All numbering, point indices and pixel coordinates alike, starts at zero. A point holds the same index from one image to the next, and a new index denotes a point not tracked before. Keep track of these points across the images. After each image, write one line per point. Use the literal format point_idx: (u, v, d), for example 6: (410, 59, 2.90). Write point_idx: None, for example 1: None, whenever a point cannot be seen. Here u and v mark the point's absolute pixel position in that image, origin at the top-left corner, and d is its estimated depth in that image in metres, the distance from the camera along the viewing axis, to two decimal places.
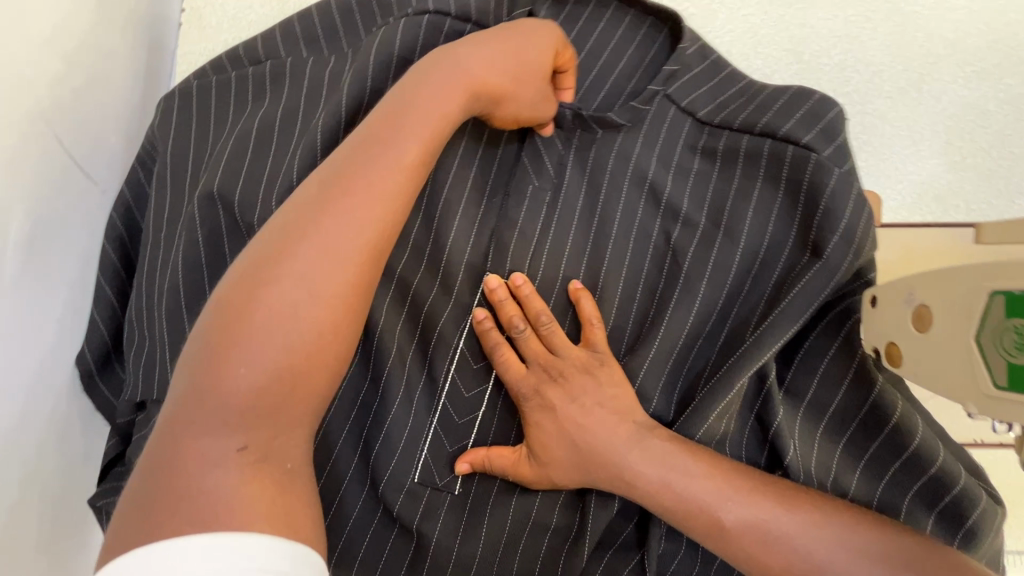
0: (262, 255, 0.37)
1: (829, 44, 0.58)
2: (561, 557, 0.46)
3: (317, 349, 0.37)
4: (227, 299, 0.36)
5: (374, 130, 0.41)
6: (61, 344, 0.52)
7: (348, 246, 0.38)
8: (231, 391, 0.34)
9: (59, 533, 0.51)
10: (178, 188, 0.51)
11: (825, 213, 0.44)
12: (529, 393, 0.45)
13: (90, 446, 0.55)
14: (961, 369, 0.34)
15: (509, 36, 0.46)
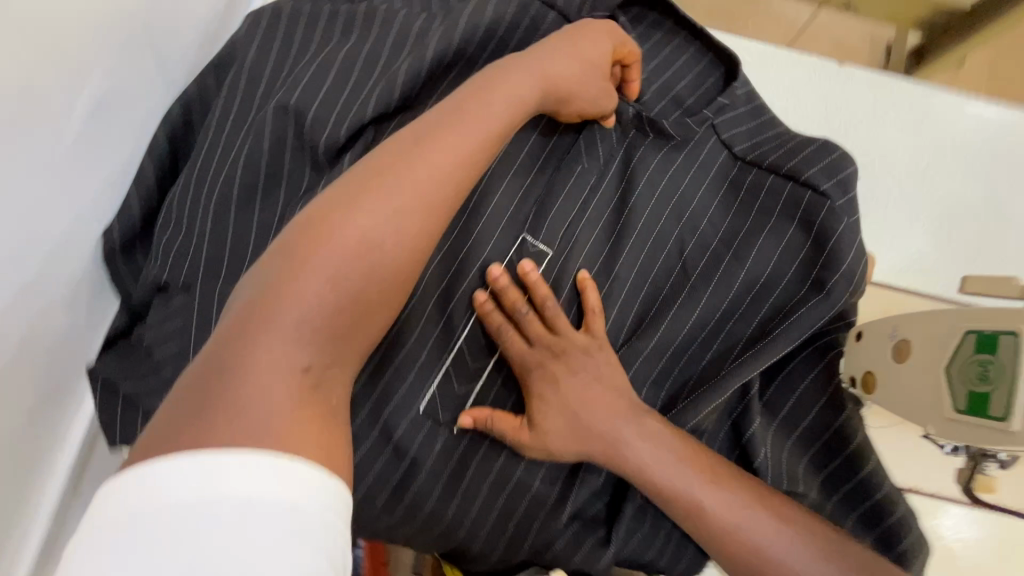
0: (345, 193, 0.38)
1: (858, 115, 0.65)
2: (538, 518, 0.49)
3: (383, 283, 0.37)
4: (309, 223, 0.37)
5: (463, 98, 0.44)
6: (94, 212, 0.53)
7: (434, 193, 0.40)
8: (297, 311, 0.34)
9: (52, 389, 0.53)
10: (251, 95, 0.53)
11: (831, 253, 0.49)
12: (530, 366, 0.48)
13: (97, 314, 0.56)
14: (929, 394, 0.46)
15: (581, 41, 0.51)
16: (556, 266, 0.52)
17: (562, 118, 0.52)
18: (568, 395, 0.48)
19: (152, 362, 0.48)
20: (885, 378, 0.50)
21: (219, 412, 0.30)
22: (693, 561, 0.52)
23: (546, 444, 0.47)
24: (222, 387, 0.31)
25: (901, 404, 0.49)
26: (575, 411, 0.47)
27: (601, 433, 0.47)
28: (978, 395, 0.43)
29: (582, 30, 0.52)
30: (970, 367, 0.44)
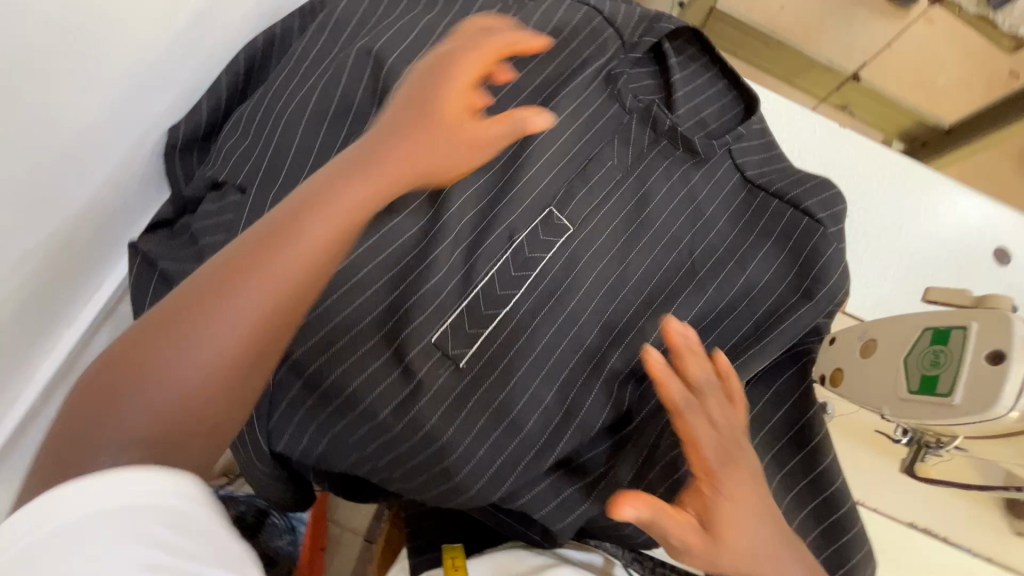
0: (198, 291, 0.37)
1: (858, 164, 0.69)
2: (524, 460, 0.52)
3: (260, 349, 0.37)
4: (161, 317, 0.36)
5: (347, 166, 0.42)
6: (167, 108, 0.57)
7: (291, 277, 0.38)
8: (165, 382, 0.35)
9: (94, 253, 0.59)
10: (336, 37, 0.59)
11: (819, 272, 0.56)
12: (712, 461, 0.45)
13: (150, 201, 0.63)
14: (888, 382, 0.47)
15: (446, 81, 0.45)
16: (576, 240, 0.58)
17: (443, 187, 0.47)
18: (735, 492, 0.44)
19: (194, 249, 0.51)
20: (848, 371, 0.50)
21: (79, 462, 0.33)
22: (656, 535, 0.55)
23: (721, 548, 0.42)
24: (91, 425, 0.34)
25: (862, 395, 0.49)
26: (743, 515, 0.44)
27: (755, 538, 0.44)
28: (927, 378, 0.44)
29: (441, 73, 0.46)
30: (925, 354, 0.45)
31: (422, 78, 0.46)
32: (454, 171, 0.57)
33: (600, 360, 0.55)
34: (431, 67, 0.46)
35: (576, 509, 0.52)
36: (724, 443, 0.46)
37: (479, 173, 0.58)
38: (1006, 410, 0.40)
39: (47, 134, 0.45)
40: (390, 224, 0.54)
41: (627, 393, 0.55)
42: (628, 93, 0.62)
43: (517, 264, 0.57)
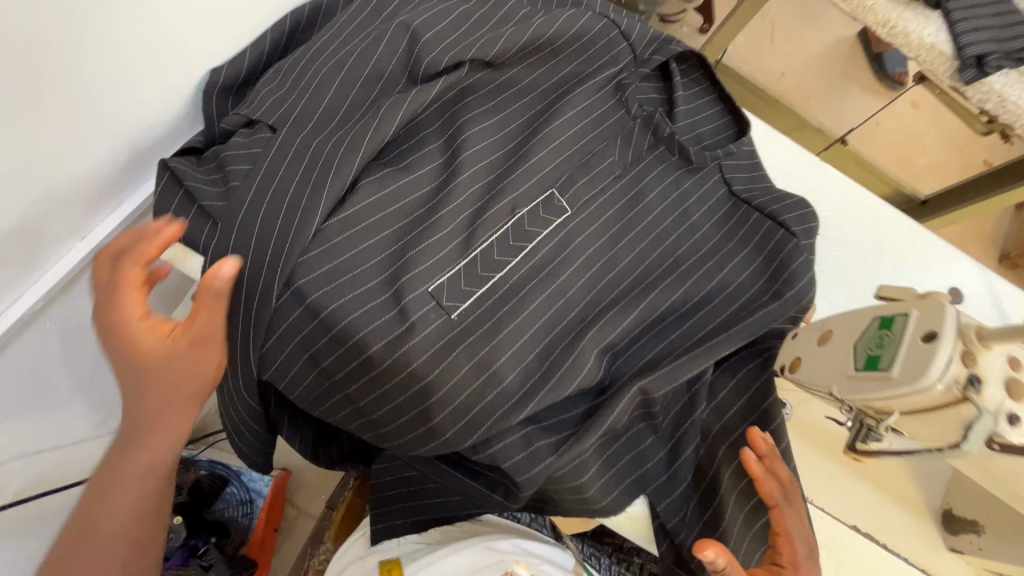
0: (93, 492, 0.47)
1: (841, 197, 0.74)
2: (498, 411, 0.54)
3: (158, 502, 0.48)
4: (94, 480, 0.47)
5: (136, 416, 0.46)
6: (212, 52, 0.62)
7: (153, 481, 0.47)
8: (92, 565, 0.46)
9: (122, 172, 0.60)
10: (377, 13, 0.64)
11: (791, 275, 0.61)
12: (798, 555, 0.52)
13: (177, 129, 0.63)
14: (838, 365, 0.47)
15: (128, 366, 0.45)
16: (572, 222, 0.63)
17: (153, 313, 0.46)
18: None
19: (221, 175, 0.55)
20: (808, 360, 0.51)
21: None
22: (618, 503, 0.57)
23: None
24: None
25: (814, 381, 0.49)
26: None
27: None
28: (869, 358, 0.44)
29: (109, 300, 0.46)
30: (871, 337, 0.45)
31: (98, 306, 0.46)
32: (469, 144, 0.61)
33: (583, 331, 0.58)
34: (106, 286, 0.47)
35: (543, 464, 0.54)
36: (809, 547, 0.53)
37: (491, 151, 0.63)
38: (938, 380, 0.39)
39: (105, 46, 0.49)
40: (404, 181, 0.58)
41: (604, 365, 0.58)
42: (634, 100, 0.69)
43: (514, 235, 0.61)
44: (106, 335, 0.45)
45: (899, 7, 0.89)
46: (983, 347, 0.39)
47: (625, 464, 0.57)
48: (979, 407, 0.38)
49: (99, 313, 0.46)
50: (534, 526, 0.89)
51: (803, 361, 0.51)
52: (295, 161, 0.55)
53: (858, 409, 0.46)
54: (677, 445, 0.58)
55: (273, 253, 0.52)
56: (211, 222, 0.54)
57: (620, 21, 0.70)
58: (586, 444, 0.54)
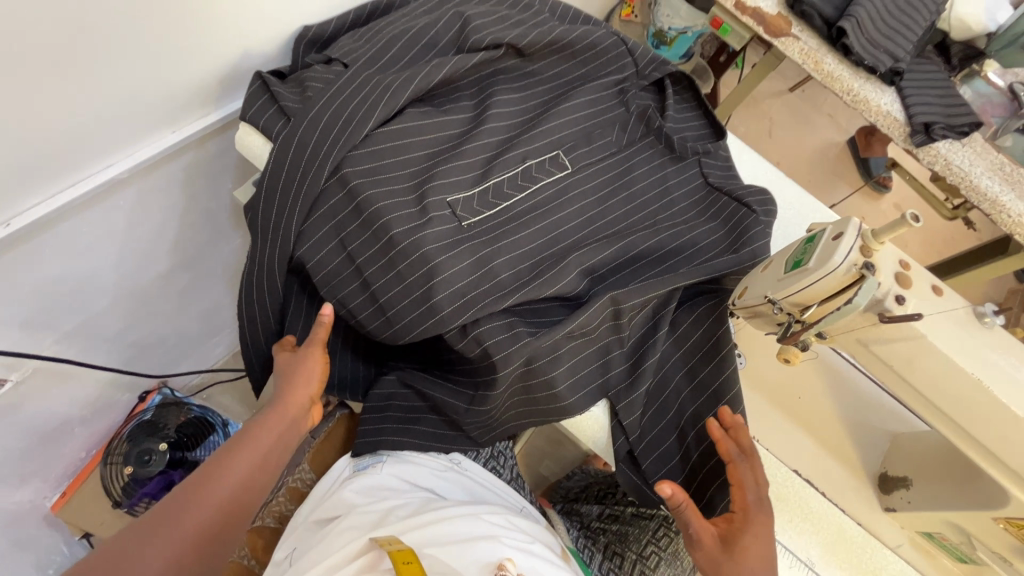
0: (206, 467, 0.62)
1: (805, 205, 0.87)
2: (486, 300, 0.64)
3: (250, 487, 0.63)
4: (216, 455, 0.64)
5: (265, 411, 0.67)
6: (310, 12, 0.78)
7: (262, 456, 0.65)
8: (188, 518, 0.58)
9: (219, 86, 0.75)
10: (440, 5, 0.82)
11: (749, 239, 0.73)
12: (749, 502, 0.59)
13: (267, 65, 0.79)
14: (771, 275, 0.56)
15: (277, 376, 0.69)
16: (572, 176, 0.76)
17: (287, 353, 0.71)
18: (755, 525, 0.58)
19: (300, 89, 0.69)
20: (750, 282, 0.60)
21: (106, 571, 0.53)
22: (582, 400, 0.65)
23: (731, 560, 0.56)
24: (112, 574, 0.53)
25: (752, 294, 0.58)
26: (760, 551, 0.57)
27: (760, 553, 0.57)
28: (795, 262, 0.53)
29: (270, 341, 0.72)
30: (797, 249, 0.55)
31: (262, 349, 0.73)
32: (497, 105, 0.76)
33: (571, 255, 0.69)
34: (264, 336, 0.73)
35: (519, 345, 0.63)
36: (762, 496, 0.60)
37: (513, 115, 0.78)
38: (839, 262, 0.49)
39: None
40: (441, 121, 0.73)
41: (583, 283, 0.68)
42: (633, 101, 0.85)
43: (522, 175, 0.73)
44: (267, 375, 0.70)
45: (860, 79, 1.08)
46: (878, 244, 0.49)
47: (592, 368, 0.65)
48: (871, 284, 0.48)
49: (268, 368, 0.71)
50: (514, 483, 0.91)
51: (746, 285, 0.61)
52: (359, 87, 0.69)
53: (786, 311, 0.55)
54: (637, 360, 0.67)
55: (329, 145, 0.66)
56: (286, 119, 0.67)
57: (630, 42, 0.87)
58: (560, 335, 0.63)
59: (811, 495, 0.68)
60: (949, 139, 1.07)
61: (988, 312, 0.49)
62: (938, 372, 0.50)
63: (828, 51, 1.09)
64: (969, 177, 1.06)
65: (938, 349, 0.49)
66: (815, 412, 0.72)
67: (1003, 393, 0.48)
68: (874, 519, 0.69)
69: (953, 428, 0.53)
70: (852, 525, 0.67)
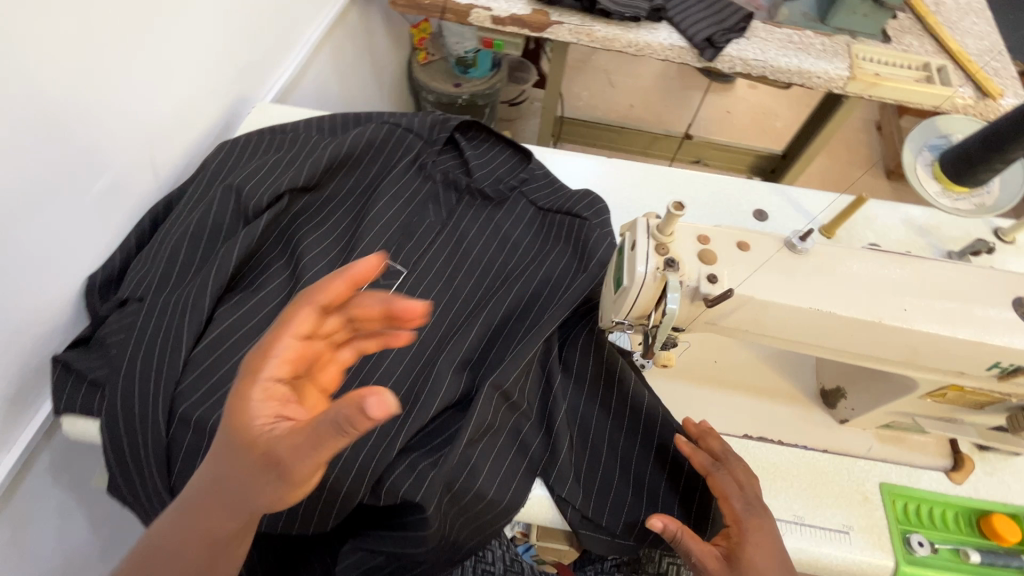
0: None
1: (630, 182, 0.89)
2: (376, 454, 0.61)
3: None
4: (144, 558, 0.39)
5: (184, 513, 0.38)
6: (89, 261, 0.74)
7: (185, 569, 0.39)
8: None
9: (31, 382, 0.69)
10: (210, 183, 0.79)
11: (594, 249, 0.74)
12: (740, 509, 0.56)
13: (71, 327, 0.74)
14: (607, 296, 0.55)
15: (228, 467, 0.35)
16: (409, 277, 0.73)
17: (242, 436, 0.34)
18: (760, 529, 0.54)
19: (102, 350, 0.66)
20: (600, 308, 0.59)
21: None
22: (516, 489, 0.62)
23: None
24: None
25: (605, 319, 0.57)
26: (769, 560, 0.52)
27: (771, 559, 0.52)
28: (616, 280, 0.52)
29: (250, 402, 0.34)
30: (615, 264, 0.54)
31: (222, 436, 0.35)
32: (308, 251, 0.74)
33: (442, 356, 0.67)
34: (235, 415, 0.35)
35: (427, 483, 0.59)
36: (751, 500, 0.57)
37: (328, 251, 0.75)
38: (643, 271, 0.48)
39: None
40: (256, 301, 0.70)
41: (464, 379, 0.66)
42: (434, 171, 0.84)
43: None
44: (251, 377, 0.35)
45: (632, 31, 1.11)
46: (668, 236, 0.49)
47: (512, 455, 0.63)
48: (675, 281, 0.48)
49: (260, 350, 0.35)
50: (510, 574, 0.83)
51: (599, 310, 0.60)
52: (159, 319, 0.66)
53: (636, 323, 0.54)
54: (547, 421, 0.65)
55: (153, 392, 0.62)
56: (101, 389, 0.64)
57: (401, 121, 0.87)
58: (463, 446, 0.60)
59: (774, 451, 0.66)
60: (733, 41, 1.11)
61: (796, 240, 0.50)
62: (783, 322, 0.50)
63: (593, 20, 1.12)
64: (768, 63, 1.09)
65: (772, 303, 0.48)
66: (734, 367, 0.72)
67: (849, 312, 0.48)
68: (837, 437, 0.69)
69: (835, 352, 0.53)
70: (820, 456, 0.66)
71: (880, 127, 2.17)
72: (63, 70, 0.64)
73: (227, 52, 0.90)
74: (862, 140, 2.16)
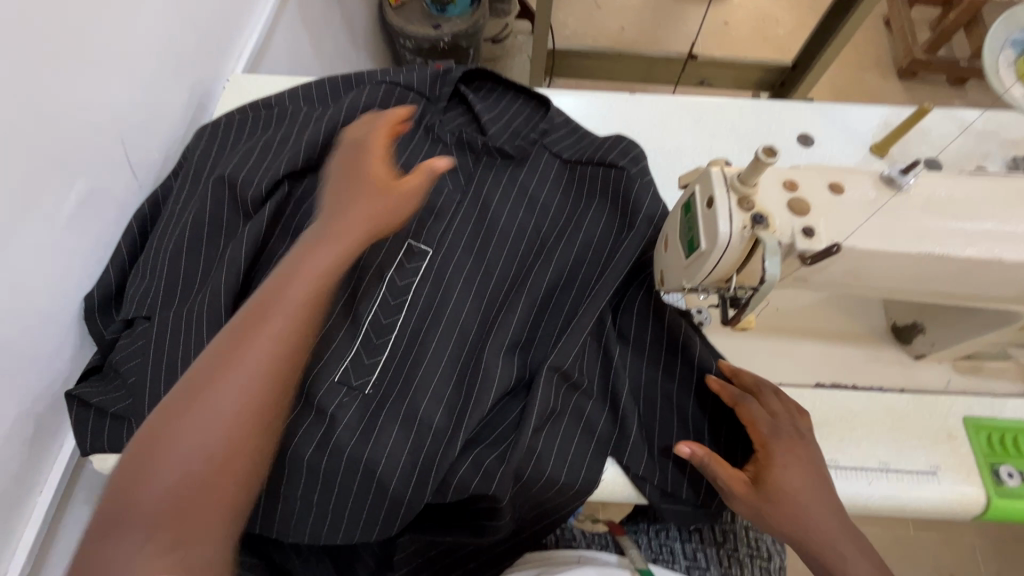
0: (239, 329, 0.44)
1: (659, 120, 0.81)
2: (437, 455, 0.57)
3: (243, 340, 0.44)
4: (254, 306, 0.46)
5: (301, 250, 0.49)
6: (80, 281, 0.67)
7: (288, 306, 0.45)
8: (188, 450, 0.40)
9: (47, 420, 0.63)
10: (198, 175, 0.70)
11: (635, 203, 0.68)
12: (768, 437, 0.55)
13: (78, 357, 0.67)
14: (675, 260, 0.49)
15: (350, 185, 0.53)
16: (437, 259, 0.66)
17: (365, 172, 0.54)
18: (787, 456, 0.54)
19: (119, 379, 0.61)
20: (663, 270, 0.52)
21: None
22: (588, 472, 0.58)
23: (766, 501, 0.52)
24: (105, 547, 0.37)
25: (671, 285, 0.51)
26: (796, 480, 0.53)
27: (799, 485, 0.53)
28: (688, 243, 0.46)
29: (360, 146, 0.56)
30: (684, 224, 0.47)
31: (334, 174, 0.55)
32: None
33: (488, 341, 0.62)
34: (342, 168, 0.55)
35: (498, 479, 0.55)
36: (782, 426, 0.56)
37: None
38: (727, 233, 0.42)
39: None
40: None
41: (515, 362, 0.62)
42: (444, 132, 0.74)
43: (393, 294, 0.63)
44: (356, 139, 0.57)
45: None
46: (752, 189, 0.43)
47: (578, 436, 0.58)
48: (768, 240, 0.42)
49: (358, 130, 0.58)
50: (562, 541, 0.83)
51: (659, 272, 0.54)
52: (173, 339, 0.59)
53: (713, 288, 0.48)
54: (611, 398, 0.61)
55: None
56: (128, 422, 0.59)
57: (398, 80, 0.76)
58: (530, 435, 0.56)
59: (851, 397, 0.63)
60: None
61: (898, 176, 0.43)
62: (886, 270, 0.44)
63: None
64: None
65: (881, 252, 0.42)
66: (796, 313, 0.68)
67: (968, 251, 0.42)
68: (913, 374, 0.65)
69: (937, 295, 0.48)
70: (898, 397, 0.63)
71: (890, 21, 2.02)
72: (12, 68, 0.54)
73: (188, 21, 0.79)
74: (872, 38, 2.02)
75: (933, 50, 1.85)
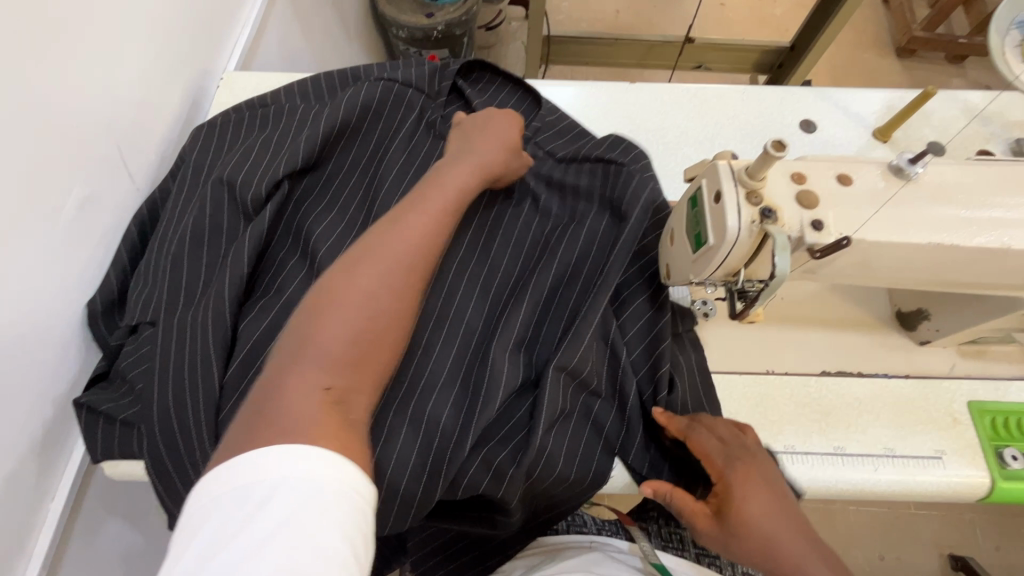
0: (385, 231, 0.53)
1: (660, 109, 0.80)
2: (446, 455, 0.56)
3: (399, 237, 0.53)
4: (397, 214, 0.55)
5: (435, 178, 0.60)
6: (81, 288, 0.66)
7: (433, 217, 0.56)
8: (349, 318, 0.47)
9: (54, 428, 0.63)
10: (195, 177, 0.70)
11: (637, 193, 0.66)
12: (724, 466, 0.54)
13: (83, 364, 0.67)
14: (682, 255, 0.49)
15: (479, 135, 0.66)
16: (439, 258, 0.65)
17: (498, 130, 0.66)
18: (747, 485, 0.52)
19: (127, 386, 0.61)
20: (670, 264, 0.52)
21: (268, 416, 0.41)
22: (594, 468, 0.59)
23: (733, 536, 0.51)
24: (279, 386, 0.43)
25: (678, 279, 0.51)
26: (759, 508, 0.51)
27: (763, 517, 0.51)
28: (696, 237, 0.46)
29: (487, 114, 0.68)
30: (691, 218, 0.47)
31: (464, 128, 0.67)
32: (323, 243, 0.66)
33: (493, 340, 0.62)
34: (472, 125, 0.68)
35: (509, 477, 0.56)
36: (734, 452, 0.54)
37: (344, 238, 0.67)
38: (736, 228, 0.42)
39: None
40: (280, 305, 0.63)
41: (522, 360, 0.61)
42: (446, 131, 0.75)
43: None
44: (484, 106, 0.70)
45: None
46: (760, 182, 0.42)
47: (587, 433, 0.60)
48: (778, 234, 0.41)
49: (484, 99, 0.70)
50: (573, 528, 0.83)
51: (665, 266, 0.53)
52: (179, 344, 0.59)
53: (721, 282, 0.48)
54: (617, 393, 0.62)
55: (192, 425, 0.57)
56: (136, 428, 0.59)
57: (395, 76, 0.75)
58: (541, 433, 0.57)
59: (858, 384, 0.63)
60: None
61: (908, 166, 0.43)
62: (895, 261, 0.45)
63: None
64: None
65: (891, 243, 0.42)
66: (800, 301, 0.68)
67: (980, 240, 0.42)
68: (917, 360, 0.66)
69: (943, 283, 0.48)
70: (903, 383, 0.63)
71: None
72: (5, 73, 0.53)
73: (179, 18, 0.77)
74: (869, 16, 2.00)
75: (931, 27, 1.83)
